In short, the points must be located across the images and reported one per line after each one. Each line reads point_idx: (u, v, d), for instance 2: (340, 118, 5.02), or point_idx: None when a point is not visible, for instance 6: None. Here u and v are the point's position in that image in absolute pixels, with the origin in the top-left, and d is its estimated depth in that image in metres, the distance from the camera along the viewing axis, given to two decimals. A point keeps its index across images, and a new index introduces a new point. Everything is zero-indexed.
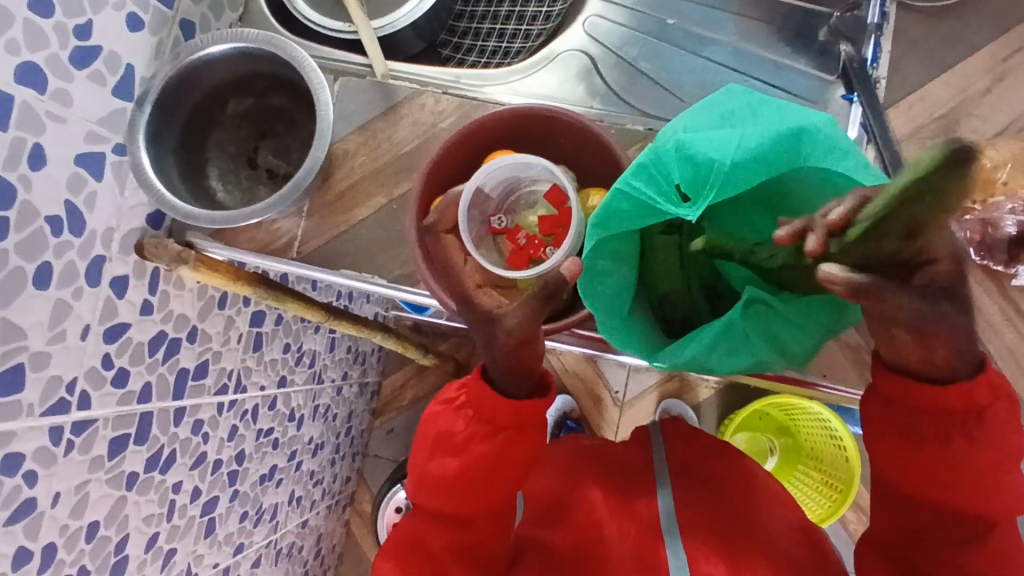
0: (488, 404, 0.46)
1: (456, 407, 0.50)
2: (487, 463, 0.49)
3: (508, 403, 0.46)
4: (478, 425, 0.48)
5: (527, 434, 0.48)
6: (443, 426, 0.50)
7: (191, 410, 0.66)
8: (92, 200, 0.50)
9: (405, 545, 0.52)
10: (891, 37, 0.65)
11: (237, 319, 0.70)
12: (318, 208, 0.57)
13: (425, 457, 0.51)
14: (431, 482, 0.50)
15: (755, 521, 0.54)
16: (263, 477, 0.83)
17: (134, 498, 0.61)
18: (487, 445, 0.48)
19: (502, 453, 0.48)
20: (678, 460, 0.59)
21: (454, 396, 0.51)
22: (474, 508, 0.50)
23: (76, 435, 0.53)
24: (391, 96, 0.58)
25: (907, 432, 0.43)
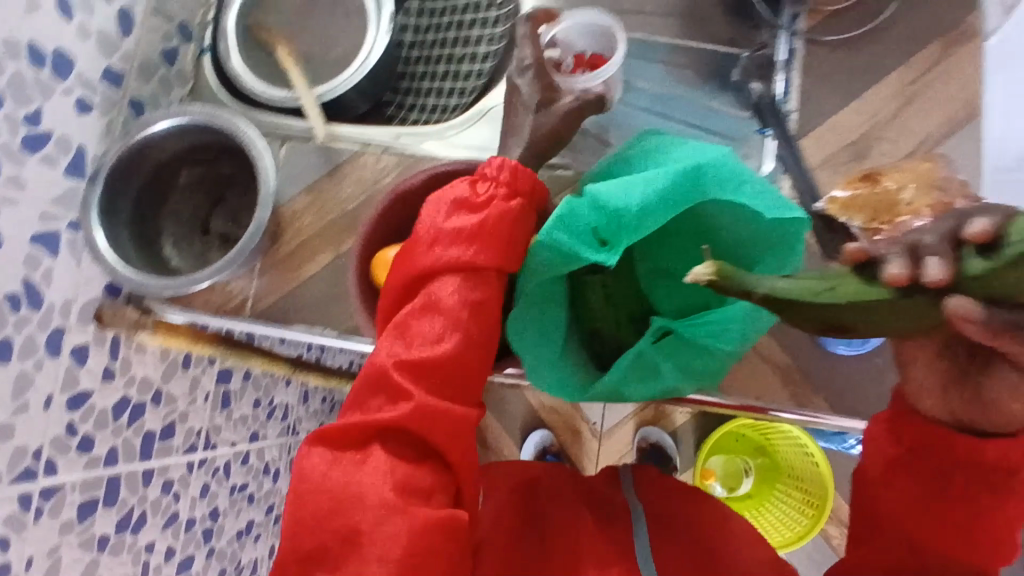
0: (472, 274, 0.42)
1: (441, 203, 0.44)
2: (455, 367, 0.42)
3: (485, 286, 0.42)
4: (458, 309, 0.42)
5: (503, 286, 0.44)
6: (427, 267, 0.43)
7: (160, 470, 0.67)
8: (49, 275, 0.52)
9: (351, 432, 0.41)
10: (801, 70, 0.70)
11: (203, 378, 0.72)
12: (268, 266, 0.60)
13: (416, 265, 0.43)
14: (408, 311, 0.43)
15: (718, 546, 0.53)
16: (239, 533, 0.84)
17: (107, 562, 0.62)
18: (461, 313, 0.42)
19: (497, 258, 0.43)
20: (651, 501, 0.58)
21: (438, 207, 0.44)
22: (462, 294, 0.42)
23: (45, 500, 0.54)
24: (333, 158, 0.61)
25: (933, 489, 0.41)
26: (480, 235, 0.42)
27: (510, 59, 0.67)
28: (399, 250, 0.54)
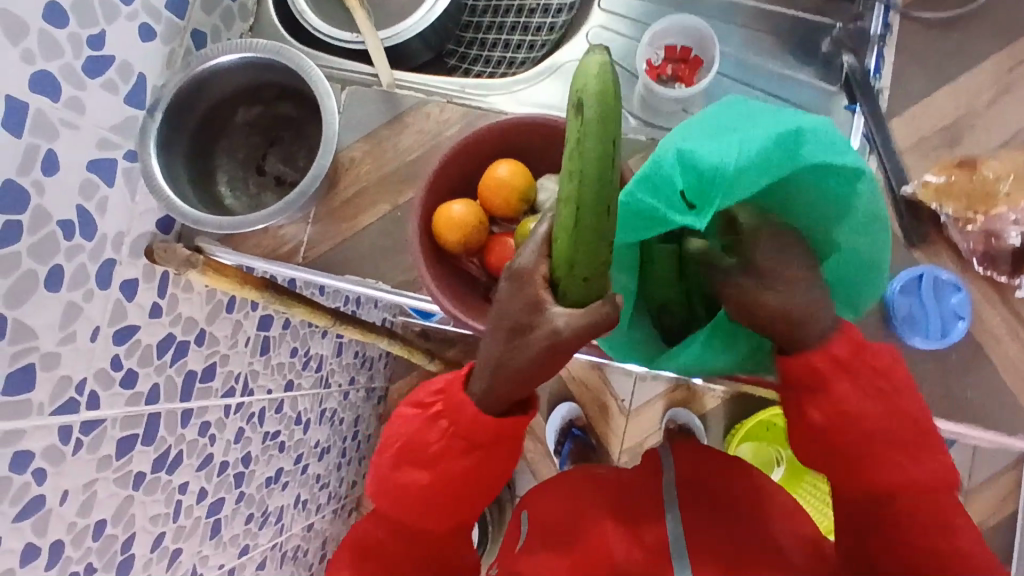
0: (467, 419, 0.41)
1: (432, 411, 0.43)
2: (461, 481, 0.44)
3: (488, 421, 0.41)
4: (451, 439, 0.43)
5: (497, 453, 0.44)
6: (409, 431, 0.44)
7: (198, 411, 0.67)
8: (103, 205, 0.51)
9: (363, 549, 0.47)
10: (892, 47, 0.69)
11: (245, 323, 0.72)
12: (323, 214, 0.58)
13: (389, 462, 0.45)
14: (390, 517, 0.46)
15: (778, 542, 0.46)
16: (268, 479, 0.84)
17: (141, 498, 0.62)
18: (456, 463, 0.43)
19: (479, 466, 0.44)
20: (687, 479, 0.52)
21: (430, 399, 0.43)
22: (440, 517, 0.45)
23: (85, 434, 0.54)
24: (396, 105, 0.59)
25: (840, 433, 0.42)
26: (466, 460, 0.43)
27: (587, 12, 0.65)
28: (462, 206, 0.52)
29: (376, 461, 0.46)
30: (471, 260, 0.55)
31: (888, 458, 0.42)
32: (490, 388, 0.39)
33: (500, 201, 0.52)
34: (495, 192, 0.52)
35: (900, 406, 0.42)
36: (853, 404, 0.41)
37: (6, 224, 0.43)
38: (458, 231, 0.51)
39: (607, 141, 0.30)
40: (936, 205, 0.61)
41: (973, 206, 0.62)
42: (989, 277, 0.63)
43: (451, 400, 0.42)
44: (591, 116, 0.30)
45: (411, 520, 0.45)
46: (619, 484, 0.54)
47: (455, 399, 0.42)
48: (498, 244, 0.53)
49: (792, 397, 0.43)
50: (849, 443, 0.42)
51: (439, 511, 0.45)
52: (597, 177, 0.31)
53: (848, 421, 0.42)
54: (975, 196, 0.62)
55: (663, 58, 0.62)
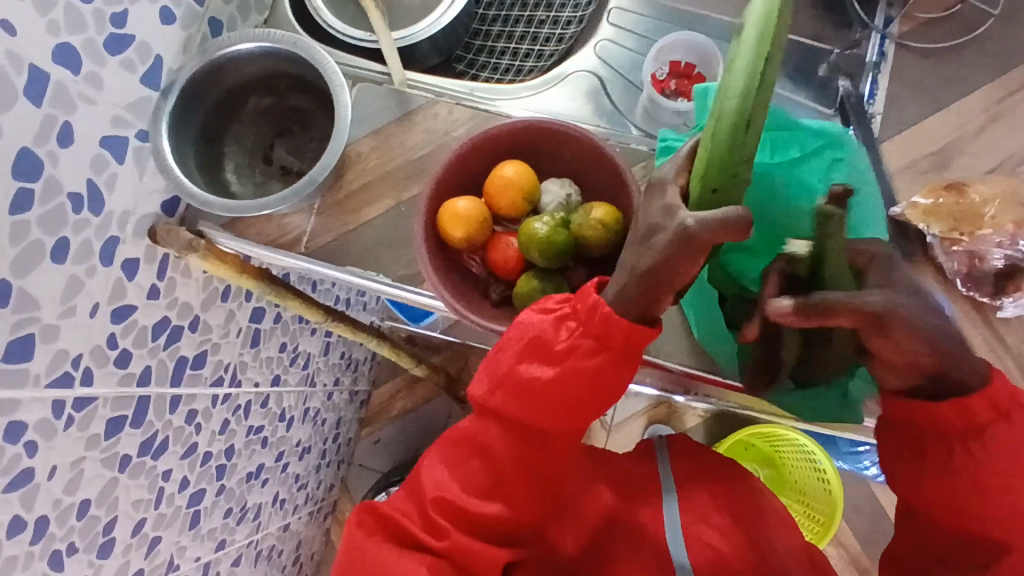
0: (600, 318, 0.45)
1: (562, 316, 0.47)
2: (579, 382, 0.47)
3: (623, 321, 0.44)
4: (583, 338, 0.46)
5: (626, 362, 0.47)
6: (539, 330, 0.47)
7: (187, 398, 0.66)
8: (113, 181, 0.52)
9: (460, 446, 0.51)
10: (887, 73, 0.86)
11: (238, 313, 0.72)
12: (327, 206, 0.59)
13: (512, 358, 0.48)
14: (498, 417, 0.50)
15: (767, 545, 0.53)
16: (249, 475, 0.84)
17: (125, 482, 0.61)
18: (587, 363, 0.46)
19: (601, 371, 0.47)
20: (688, 477, 0.59)
21: (556, 305, 0.47)
22: (548, 422, 0.49)
23: (77, 410, 0.53)
24: (406, 104, 0.60)
25: (912, 442, 0.47)
26: (573, 367, 0.46)
27: (597, 24, 0.68)
28: (467, 202, 0.53)
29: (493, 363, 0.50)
30: (472, 256, 0.56)
31: (988, 503, 0.43)
32: (619, 308, 0.44)
33: (506, 200, 0.53)
34: (501, 191, 0.53)
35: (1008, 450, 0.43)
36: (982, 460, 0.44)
37: (19, 190, 0.44)
38: (456, 223, 0.52)
39: (757, 62, 0.35)
40: (924, 225, 0.84)
41: (958, 226, 0.84)
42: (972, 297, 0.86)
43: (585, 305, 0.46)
44: (750, 41, 0.35)
45: (524, 424, 0.49)
46: (620, 468, 0.61)
47: (588, 300, 0.45)
48: (499, 242, 0.54)
49: (921, 437, 0.46)
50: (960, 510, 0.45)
51: (540, 418, 0.48)
52: (739, 106, 0.36)
53: (988, 480, 0.43)
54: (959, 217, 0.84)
55: (667, 73, 0.64)
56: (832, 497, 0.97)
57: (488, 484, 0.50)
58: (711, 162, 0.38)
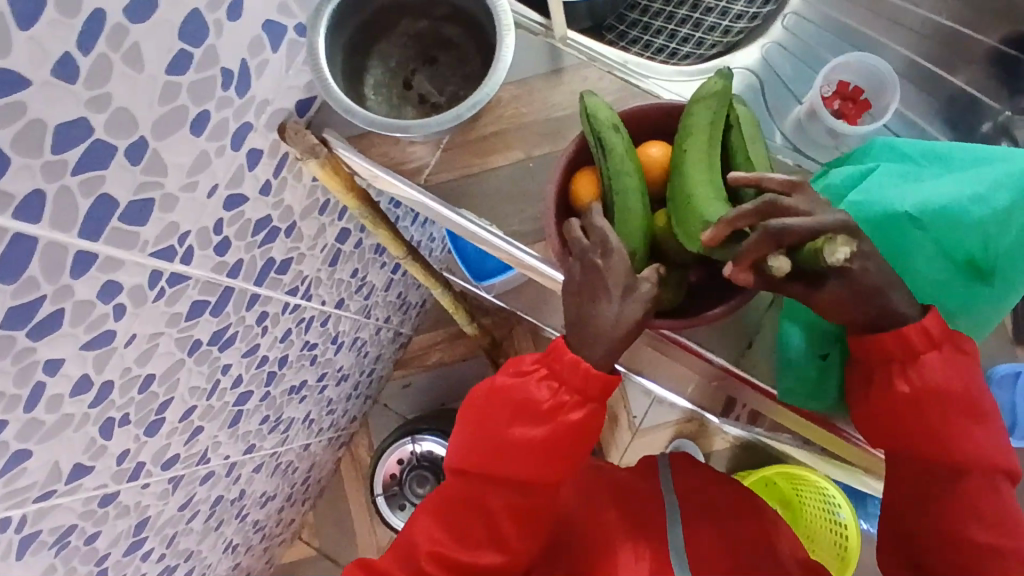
0: (578, 373, 0.48)
1: (538, 378, 0.51)
2: (570, 434, 0.50)
3: (601, 377, 0.48)
4: (566, 396, 0.50)
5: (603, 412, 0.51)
6: (526, 394, 0.50)
7: (264, 299, 0.66)
8: (263, 67, 0.51)
9: (452, 506, 0.54)
10: None
11: (328, 229, 0.71)
12: (456, 145, 0.58)
13: (502, 421, 0.51)
14: (487, 459, 0.52)
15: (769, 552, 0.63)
16: (292, 388, 0.84)
17: (190, 366, 0.62)
18: (571, 417, 0.50)
19: (587, 423, 0.51)
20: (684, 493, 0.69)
21: (530, 367, 0.51)
22: (539, 475, 0.52)
23: (169, 285, 0.53)
24: (558, 60, 0.58)
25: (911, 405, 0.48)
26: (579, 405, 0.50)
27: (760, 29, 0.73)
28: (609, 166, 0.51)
29: (483, 411, 0.52)
30: None
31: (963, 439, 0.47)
32: (589, 344, 0.48)
33: (650, 180, 0.52)
34: (647, 170, 0.52)
35: (973, 396, 0.48)
36: (927, 394, 0.47)
37: (180, 51, 0.43)
38: (626, 217, 0.48)
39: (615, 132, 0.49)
40: None
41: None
42: None
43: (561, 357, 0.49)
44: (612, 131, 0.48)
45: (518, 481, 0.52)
46: (631, 495, 0.69)
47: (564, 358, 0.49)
48: None
49: (876, 374, 0.49)
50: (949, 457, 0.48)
51: (547, 456, 0.51)
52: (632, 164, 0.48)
53: (950, 448, 0.48)
54: None
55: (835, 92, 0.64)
56: (845, 558, 0.96)
57: (489, 543, 0.53)
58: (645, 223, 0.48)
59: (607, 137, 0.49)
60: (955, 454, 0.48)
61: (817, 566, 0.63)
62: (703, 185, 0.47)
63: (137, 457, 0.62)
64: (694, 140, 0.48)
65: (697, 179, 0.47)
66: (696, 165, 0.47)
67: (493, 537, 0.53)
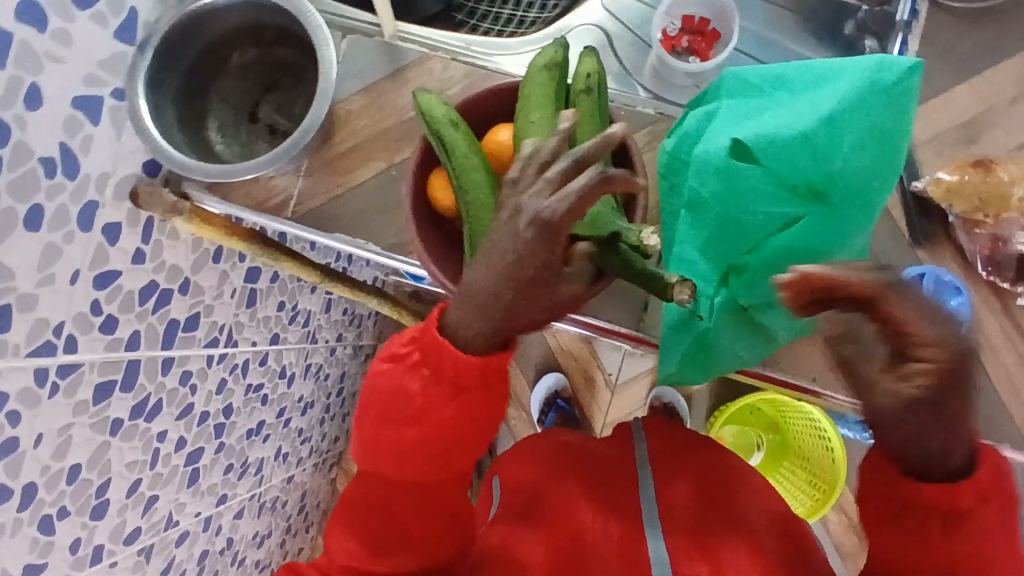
0: (451, 365, 0.47)
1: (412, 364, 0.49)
2: (453, 424, 0.50)
3: (476, 366, 0.47)
4: (439, 382, 0.48)
5: (486, 387, 0.49)
6: (398, 382, 0.50)
7: (180, 359, 0.66)
8: (87, 143, 0.50)
9: (360, 510, 0.55)
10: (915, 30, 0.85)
11: (232, 274, 0.70)
12: (316, 168, 0.57)
13: (377, 417, 0.52)
14: (383, 458, 0.53)
15: (745, 512, 0.58)
16: (249, 432, 0.84)
17: (118, 445, 0.61)
18: (445, 403, 0.49)
19: (468, 408, 0.50)
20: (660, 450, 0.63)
21: (402, 351, 0.50)
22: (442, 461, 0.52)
23: (61, 378, 0.53)
24: (397, 59, 0.57)
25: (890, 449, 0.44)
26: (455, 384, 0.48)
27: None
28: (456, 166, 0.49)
29: (378, 395, 0.52)
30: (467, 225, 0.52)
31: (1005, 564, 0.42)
32: (469, 339, 0.46)
33: (504, 166, 0.50)
34: (497, 156, 0.50)
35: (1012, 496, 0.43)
36: (890, 483, 0.43)
37: None
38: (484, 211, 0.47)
39: (453, 129, 0.47)
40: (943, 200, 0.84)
41: (982, 207, 0.84)
42: (994, 284, 0.88)
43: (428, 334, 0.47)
44: (448, 132, 0.47)
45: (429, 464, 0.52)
46: (589, 453, 0.64)
47: (431, 337, 0.47)
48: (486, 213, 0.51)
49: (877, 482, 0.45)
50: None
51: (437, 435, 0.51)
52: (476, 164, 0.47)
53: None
54: (988, 197, 0.83)
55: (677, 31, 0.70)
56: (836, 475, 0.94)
57: (403, 542, 0.54)
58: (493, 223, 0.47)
59: (447, 133, 0.47)
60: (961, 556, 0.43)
61: (791, 522, 0.58)
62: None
63: (92, 541, 0.62)
64: (543, 115, 0.47)
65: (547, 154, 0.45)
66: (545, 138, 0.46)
67: (405, 535, 0.54)
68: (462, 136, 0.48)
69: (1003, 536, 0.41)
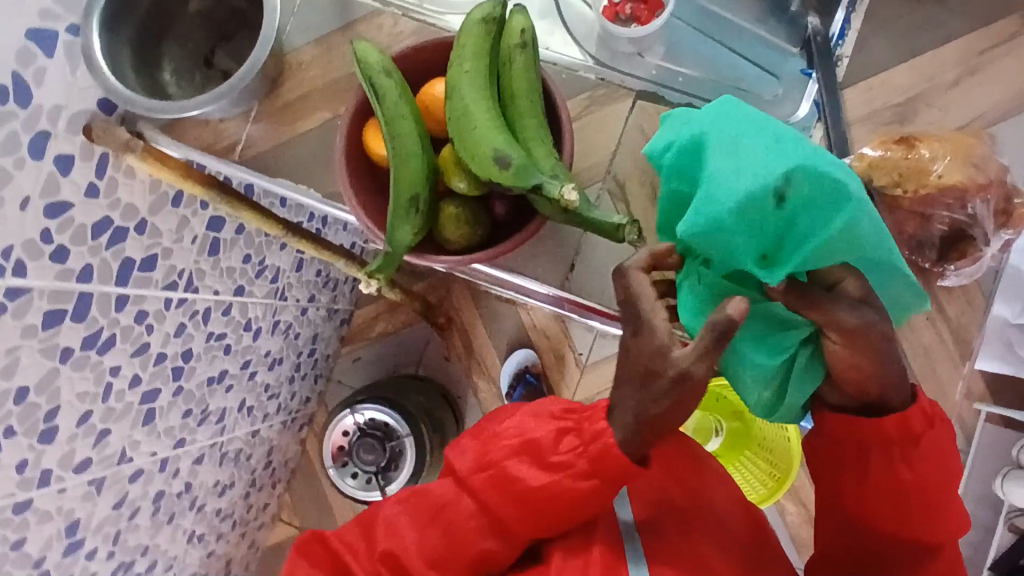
0: (599, 445, 0.52)
1: (494, 437, 0.58)
2: (570, 500, 0.55)
3: (619, 458, 0.51)
4: (578, 460, 0.54)
5: (610, 490, 0.54)
6: (541, 442, 0.56)
7: (135, 298, 0.68)
8: (41, 75, 0.52)
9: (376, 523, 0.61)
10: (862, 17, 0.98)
11: (192, 220, 0.73)
12: (265, 114, 0.66)
13: (500, 460, 0.57)
14: (427, 502, 0.59)
15: (711, 513, 0.63)
16: (211, 379, 0.86)
17: (68, 373, 0.64)
18: (581, 483, 0.54)
19: (589, 494, 0.54)
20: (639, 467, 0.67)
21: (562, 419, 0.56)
22: (516, 525, 0.57)
23: (10, 300, 0.54)
24: (349, 13, 0.65)
25: (849, 456, 0.52)
26: (496, 527, 0.58)
27: None
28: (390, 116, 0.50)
29: (416, 501, 0.60)
30: None
31: (923, 512, 0.52)
32: (515, 439, 0.57)
33: (435, 120, 0.51)
34: (430, 110, 0.51)
35: (940, 466, 0.52)
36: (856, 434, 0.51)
37: None
38: (406, 158, 0.47)
39: (386, 77, 0.48)
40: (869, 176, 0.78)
41: (901, 182, 0.77)
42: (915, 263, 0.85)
43: (503, 470, 0.56)
44: (378, 79, 0.47)
45: (490, 511, 0.57)
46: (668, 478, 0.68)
47: (595, 426, 0.52)
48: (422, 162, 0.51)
49: (854, 443, 0.51)
50: (904, 527, 0.53)
51: (451, 562, 0.58)
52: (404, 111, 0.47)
53: (901, 501, 0.52)
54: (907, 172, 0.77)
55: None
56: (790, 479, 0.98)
57: (412, 561, 0.58)
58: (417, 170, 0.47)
59: (378, 81, 0.47)
60: (914, 530, 0.53)
61: (746, 518, 0.66)
62: (480, 110, 0.45)
63: (39, 464, 0.64)
64: (475, 64, 0.46)
65: (474, 104, 0.45)
66: (473, 87, 0.45)
67: (417, 557, 0.58)
68: (394, 84, 0.48)
69: (907, 476, 0.51)
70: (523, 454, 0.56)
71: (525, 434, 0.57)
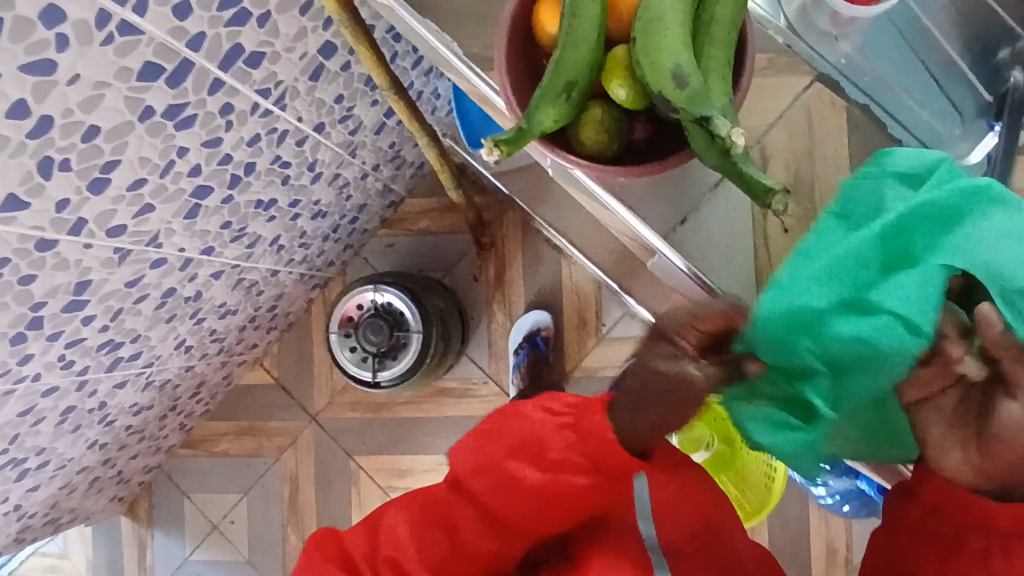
0: (596, 441, 0.58)
1: (490, 441, 0.63)
2: (562, 491, 0.61)
3: (612, 452, 0.58)
4: (575, 455, 0.61)
5: (604, 481, 0.61)
6: (538, 437, 0.62)
7: (229, 89, 0.66)
8: None
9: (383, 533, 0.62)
10: None
11: (309, 36, 0.70)
12: None
13: (502, 453, 0.62)
14: (438, 501, 0.63)
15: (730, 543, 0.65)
16: (259, 203, 0.84)
17: (141, 134, 0.61)
18: (578, 476, 0.61)
19: (585, 485, 0.61)
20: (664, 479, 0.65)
21: (558, 414, 0.63)
22: (517, 518, 0.62)
23: (120, 34, 0.52)
24: None
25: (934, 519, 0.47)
26: (496, 523, 0.63)
27: None
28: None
29: (419, 507, 0.63)
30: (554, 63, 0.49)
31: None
32: (509, 438, 0.63)
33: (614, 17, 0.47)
34: None
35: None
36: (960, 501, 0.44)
37: None
38: (578, 41, 0.43)
39: None
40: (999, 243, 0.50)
41: None
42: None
43: (503, 469, 0.61)
44: None
45: (491, 506, 0.62)
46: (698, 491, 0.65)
47: (590, 420, 0.59)
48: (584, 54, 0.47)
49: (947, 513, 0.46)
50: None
51: (463, 561, 0.62)
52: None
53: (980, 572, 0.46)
54: None
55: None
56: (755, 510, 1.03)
57: (434, 564, 0.60)
58: (584, 57, 0.44)
59: None
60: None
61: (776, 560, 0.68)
62: (675, 22, 0.42)
63: (79, 210, 0.62)
64: None
65: (670, 15, 0.42)
66: None
67: (439, 559, 0.61)
68: None
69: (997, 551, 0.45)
70: (520, 450, 0.62)
71: (526, 431, 0.62)
